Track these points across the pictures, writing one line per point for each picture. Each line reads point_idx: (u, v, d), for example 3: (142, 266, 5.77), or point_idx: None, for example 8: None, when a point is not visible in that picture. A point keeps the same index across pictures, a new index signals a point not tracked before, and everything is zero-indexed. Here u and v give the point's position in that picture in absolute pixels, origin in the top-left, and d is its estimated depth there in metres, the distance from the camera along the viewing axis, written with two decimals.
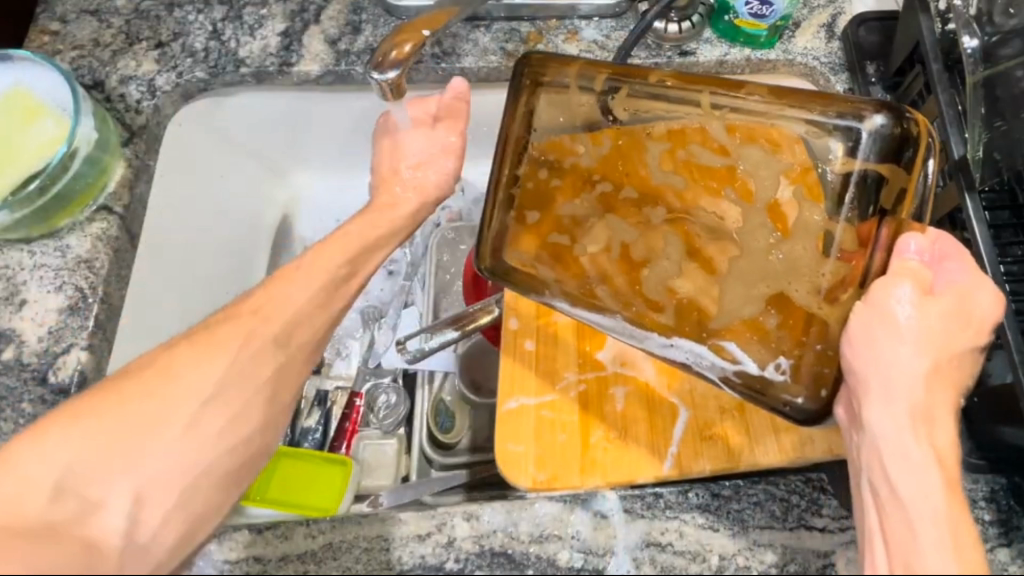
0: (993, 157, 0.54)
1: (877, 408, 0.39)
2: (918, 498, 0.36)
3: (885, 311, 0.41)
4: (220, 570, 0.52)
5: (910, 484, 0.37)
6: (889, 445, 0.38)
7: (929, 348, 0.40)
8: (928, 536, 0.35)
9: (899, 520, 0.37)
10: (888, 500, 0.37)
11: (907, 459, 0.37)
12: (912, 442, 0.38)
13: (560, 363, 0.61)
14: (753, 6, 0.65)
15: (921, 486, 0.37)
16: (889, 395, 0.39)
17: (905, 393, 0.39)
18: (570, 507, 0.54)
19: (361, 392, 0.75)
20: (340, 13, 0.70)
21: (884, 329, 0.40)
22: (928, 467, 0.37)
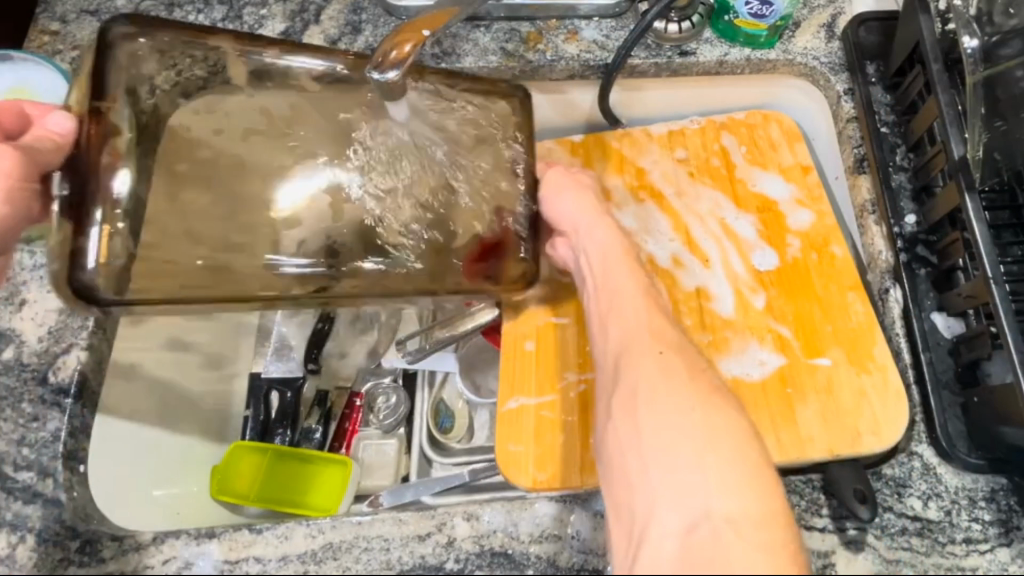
0: (993, 157, 0.55)
1: (585, 231, 0.54)
2: (626, 304, 0.48)
3: (563, 188, 0.56)
4: (220, 570, 0.52)
5: (621, 294, 0.49)
6: (600, 266, 0.52)
7: (593, 201, 0.56)
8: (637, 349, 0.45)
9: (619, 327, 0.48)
10: (608, 321, 0.48)
11: (610, 272, 0.51)
12: (613, 261, 0.52)
13: (560, 363, 0.61)
14: (753, 6, 0.65)
15: (622, 296, 0.49)
16: (592, 234, 0.54)
17: (598, 228, 0.54)
18: (569, 507, 0.55)
19: (361, 392, 0.76)
20: (340, 14, 0.70)
21: (564, 195, 0.56)
22: (627, 278, 0.50)
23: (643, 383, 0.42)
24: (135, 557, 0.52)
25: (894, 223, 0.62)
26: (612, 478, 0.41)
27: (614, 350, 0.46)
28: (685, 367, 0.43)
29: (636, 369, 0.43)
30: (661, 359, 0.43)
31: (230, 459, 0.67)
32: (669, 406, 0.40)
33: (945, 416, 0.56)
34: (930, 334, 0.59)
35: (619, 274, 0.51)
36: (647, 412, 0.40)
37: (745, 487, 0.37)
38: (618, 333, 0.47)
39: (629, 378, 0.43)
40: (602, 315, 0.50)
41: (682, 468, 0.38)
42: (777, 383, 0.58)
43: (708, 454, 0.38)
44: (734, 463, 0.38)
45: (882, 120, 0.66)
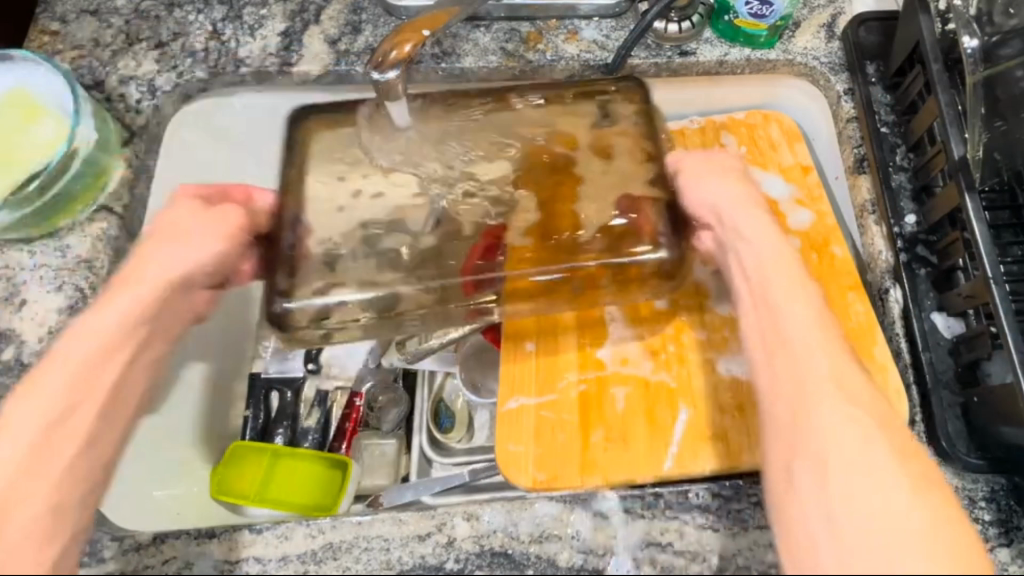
0: (993, 157, 0.56)
1: (727, 219, 0.53)
2: (786, 320, 0.47)
3: (711, 179, 0.55)
4: (221, 570, 0.52)
5: (775, 305, 0.48)
6: (753, 270, 0.50)
7: (747, 189, 0.54)
8: (815, 372, 0.44)
9: (774, 343, 0.46)
10: (778, 334, 0.47)
11: (757, 280, 0.50)
12: (770, 265, 0.50)
13: (560, 364, 0.61)
14: (753, 6, 0.65)
15: (793, 307, 0.47)
16: (746, 234, 0.52)
17: (762, 231, 0.52)
18: (569, 507, 0.54)
19: (361, 392, 0.74)
20: (340, 13, 0.70)
21: (712, 183, 0.54)
22: (787, 286, 0.48)
23: (836, 420, 0.42)
24: (135, 557, 0.53)
25: (894, 223, 0.62)
26: (781, 511, 0.42)
27: (777, 369, 0.45)
28: (878, 416, 0.42)
29: (819, 404, 0.42)
30: (840, 382, 0.44)
31: (230, 459, 0.68)
32: (875, 457, 0.40)
33: (945, 416, 0.56)
34: (930, 334, 0.58)
35: (784, 278, 0.49)
36: (856, 460, 0.40)
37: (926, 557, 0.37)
38: (769, 351, 0.46)
39: (814, 410, 0.42)
40: (760, 321, 0.48)
41: (875, 504, 0.38)
42: None
43: (913, 518, 0.38)
44: (911, 521, 0.38)
45: (882, 120, 0.66)
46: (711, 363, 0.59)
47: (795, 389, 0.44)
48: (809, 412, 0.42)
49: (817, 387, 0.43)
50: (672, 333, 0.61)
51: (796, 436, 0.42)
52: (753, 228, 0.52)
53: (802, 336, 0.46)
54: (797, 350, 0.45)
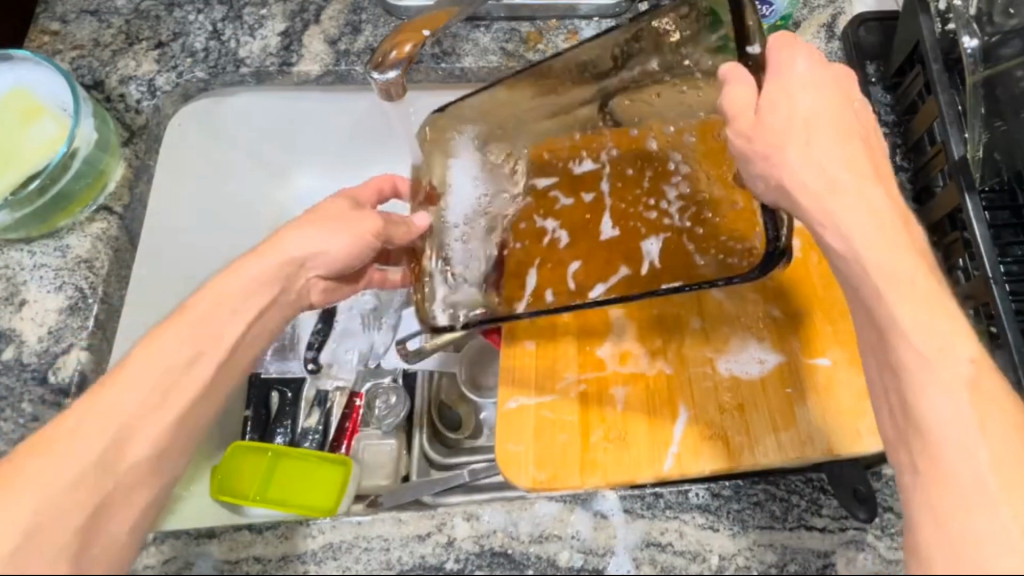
0: (994, 157, 0.56)
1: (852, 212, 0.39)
2: (938, 400, 0.36)
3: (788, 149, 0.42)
4: (220, 570, 0.53)
5: (945, 458, 0.35)
6: (914, 368, 0.37)
7: (851, 149, 0.42)
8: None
9: (941, 481, 0.35)
10: (949, 479, 0.35)
11: (900, 318, 0.37)
12: (942, 402, 0.36)
13: (560, 364, 0.61)
14: (753, 6, 0.65)
15: (971, 451, 0.35)
16: (920, 337, 0.37)
17: (873, 235, 0.39)
18: (569, 507, 0.55)
19: (361, 392, 0.75)
20: (340, 13, 0.70)
21: (796, 150, 0.41)
22: (960, 401, 0.36)
23: None
24: (136, 558, 0.53)
25: None
26: None
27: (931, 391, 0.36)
28: None
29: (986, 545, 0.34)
30: (1014, 503, 0.34)
31: (230, 458, 0.68)
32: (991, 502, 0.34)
33: None
34: None
35: (948, 383, 0.36)
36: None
37: None
38: (933, 501, 0.35)
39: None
40: (935, 474, 0.35)
41: None
42: (777, 383, 0.58)
43: None
44: None
45: (882, 120, 0.66)
46: (710, 363, 0.60)
47: (950, 532, 0.34)
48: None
49: None
50: (670, 329, 0.62)
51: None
52: (919, 311, 0.37)
53: (974, 477, 0.35)
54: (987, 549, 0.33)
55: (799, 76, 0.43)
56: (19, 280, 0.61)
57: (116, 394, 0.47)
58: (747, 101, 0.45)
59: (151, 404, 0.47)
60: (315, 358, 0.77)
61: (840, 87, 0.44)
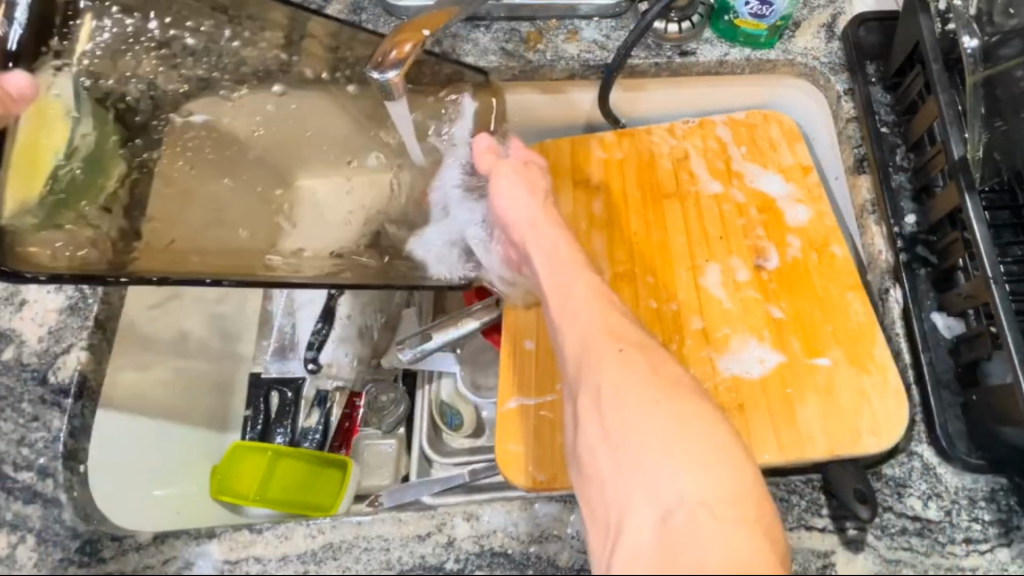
0: (993, 157, 0.55)
1: (533, 234, 0.58)
2: (580, 312, 0.48)
3: (500, 179, 0.62)
4: (220, 570, 0.52)
5: (587, 350, 0.45)
6: (564, 312, 0.49)
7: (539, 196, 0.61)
8: (627, 399, 0.40)
9: (582, 362, 0.45)
10: (584, 362, 0.44)
11: (559, 276, 0.53)
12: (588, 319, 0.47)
13: (560, 364, 0.62)
14: (753, 6, 0.65)
15: (587, 328, 0.47)
16: (568, 293, 0.50)
17: (548, 242, 0.57)
18: (570, 507, 0.55)
19: (361, 392, 0.76)
20: (340, 13, 0.70)
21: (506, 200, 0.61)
22: (587, 315, 0.48)
23: (610, 389, 0.41)
24: (136, 557, 0.53)
25: (894, 223, 0.62)
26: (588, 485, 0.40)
27: (574, 311, 0.49)
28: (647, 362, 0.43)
29: (599, 370, 0.43)
30: (634, 348, 0.44)
31: (230, 458, 0.68)
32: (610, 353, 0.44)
33: (945, 416, 0.56)
34: (930, 335, 0.58)
35: (583, 308, 0.48)
36: (649, 444, 0.38)
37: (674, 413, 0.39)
38: (577, 373, 0.45)
39: (637, 414, 0.39)
40: (580, 366, 0.45)
41: (645, 447, 0.38)
42: (777, 384, 0.58)
43: (665, 422, 0.38)
44: (696, 432, 0.38)
45: (882, 120, 0.66)
46: (711, 363, 0.59)
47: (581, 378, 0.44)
48: (620, 428, 0.39)
49: (603, 392, 0.42)
50: (671, 328, 0.61)
51: (615, 456, 0.39)
52: (562, 270, 0.53)
53: (588, 341, 0.46)
54: (610, 392, 0.41)
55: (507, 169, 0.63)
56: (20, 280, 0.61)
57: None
58: (489, 163, 0.64)
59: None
60: (315, 358, 0.76)
61: (533, 166, 0.64)
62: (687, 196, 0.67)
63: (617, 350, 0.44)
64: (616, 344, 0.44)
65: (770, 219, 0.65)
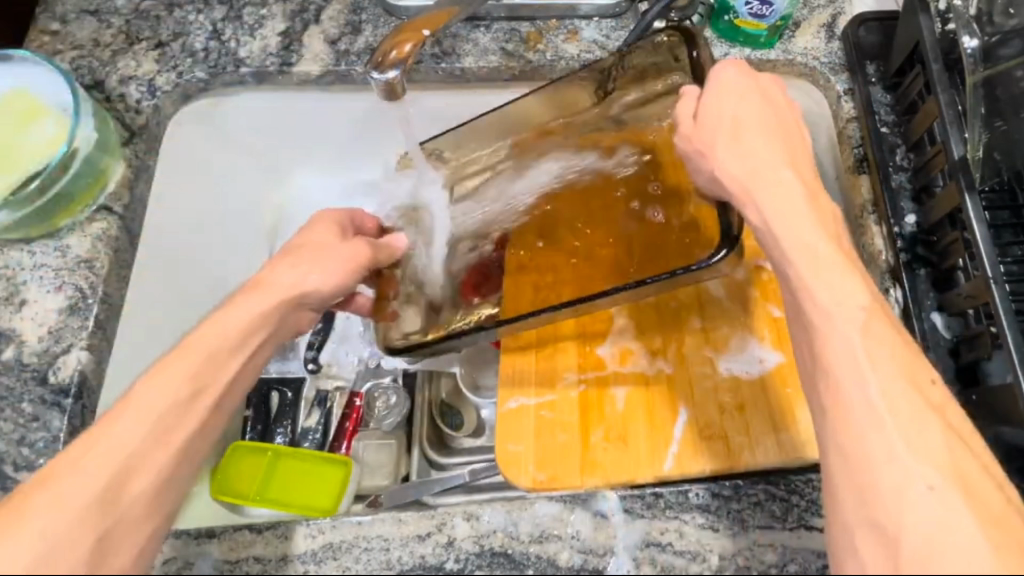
0: (993, 157, 0.55)
1: (754, 178, 0.44)
2: (841, 337, 0.38)
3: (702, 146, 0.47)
4: (220, 570, 0.53)
5: (849, 407, 0.36)
6: (824, 315, 0.39)
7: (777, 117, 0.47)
8: (943, 506, 0.33)
9: (848, 425, 0.36)
10: (859, 429, 0.36)
11: (818, 268, 0.40)
12: (847, 347, 0.38)
13: (560, 364, 0.61)
14: (753, 6, 0.65)
15: (855, 354, 0.37)
16: (823, 303, 0.39)
17: (782, 190, 0.43)
18: (569, 507, 0.54)
19: (361, 392, 0.75)
20: (340, 13, 0.70)
21: (725, 149, 0.46)
22: (860, 335, 0.38)
23: (909, 500, 0.34)
24: None
25: (894, 223, 0.62)
26: None
27: (847, 338, 0.38)
28: (951, 465, 0.35)
29: (897, 465, 0.34)
30: (893, 405, 0.36)
31: (230, 459, 0.67)
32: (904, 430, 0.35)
33: None
34: (929, 335, 0.58)
35: (837, 310, 0.39)
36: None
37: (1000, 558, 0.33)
38: (838, 429, 0.36)
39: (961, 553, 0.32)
40: (845, 433, 0.36)
41: None
42: (777, 384, 0.58)
43: None
44: None
45: (882, 120, 0.66)
46: (710, 363, 0.60)
47: (842, 436, 0.36)
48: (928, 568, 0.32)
49: (896, 496, 0.34)
50: (670, 329, 0.62)
51: None
52: (819, 247, 0.41)
53: (866, 397, 0.36)
54: (906, 488, 0.34)
55: (714, 112, 0.47)
56: (19, 280, 0.61)
57: (71, 477, 0.38)
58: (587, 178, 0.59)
59: (149, 439, 0.40)
60: (315, 358, 0.77)
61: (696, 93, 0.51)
62: None
63: (908, 412, 0.36)
64: (901, 411, 0.36)
65: None
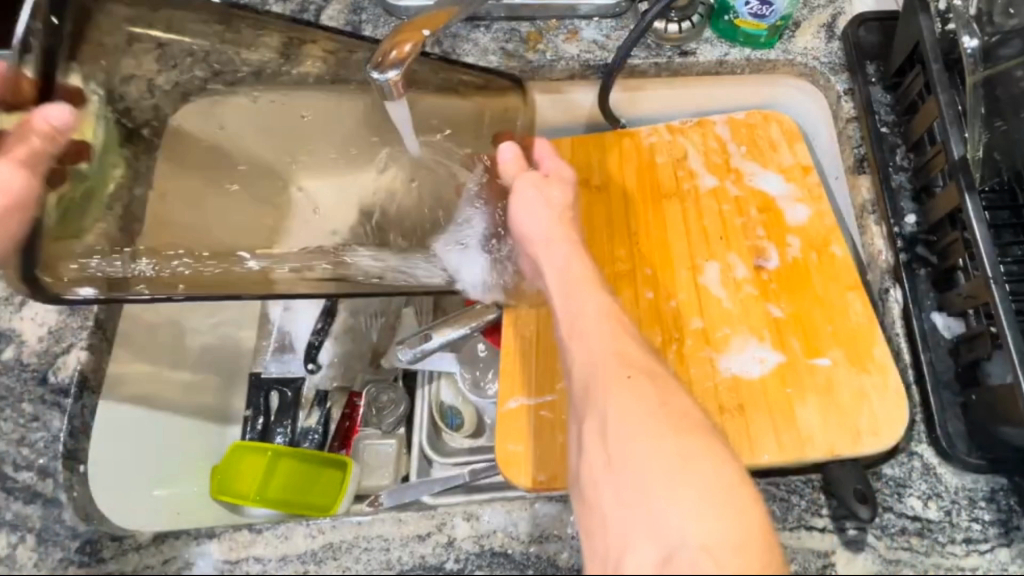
0: (993, 157, 0.55)
1: (529, 218, 0.60)
2: (591, 330, 0.50)
3: (526, 189, 0.61)
4: (220, 570, 0.53)
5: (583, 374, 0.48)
6: (572, 319, 0.52)
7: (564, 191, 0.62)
8: (636, 422, 0.42)
9: (584, 388, 0.47)
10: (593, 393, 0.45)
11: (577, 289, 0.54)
12: (596, 341, 0.48)
13: (560, 364, 0.61)
14: (753, 6, 0.65)
15: (602, 343, 0.49)
16: (584, 317, 0.51)
17: (551, 229, 0.59)
18: (570, 507, 0.55)
19: (360, 392, 0.76)
20: (340, 13, 0.70)
21: (529, 195, 0.61)
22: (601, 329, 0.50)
23: (619, 417, 0.43)
24: (136, 557, 0.53)
25: (894, 223, 0.62)
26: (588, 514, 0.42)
27: (590, 331, 0.50)
28: (655, 392, 0.44)
29: (605, 398, 0.45)
30: (622, 363, 0.47)
31: (230, 459, 0.68)
32: (633, 385, 0.45)
33: (945, 416, 0.56)
34: (929, 334, 0.59)
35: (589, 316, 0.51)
36: (654, 487, 0.39)
37: (680, 451, 0.40)
38: (581, 395, 0.47)
39: (648, 447, 0.41)
40: (586, 393, 0.47)
41: (653, 493, 0.39)
42: (777, 382, 0.58)
43: (670, 459, 0.40)
44: (695, 471, 0.40)
45: (882, 120, 0.66)
46: (710, 362, 0.59)
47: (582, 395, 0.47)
48: (619, 464, 0.41)
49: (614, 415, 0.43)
50: (671, 329, 0.61)
51: (616, 493, 0.41)
52: (577, 276, 0.55)
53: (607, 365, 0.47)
54: (621, 421, 0.43)
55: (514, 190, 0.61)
56: None
57: None
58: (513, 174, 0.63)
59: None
60: (314, 358, 0.77)
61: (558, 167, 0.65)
62: (687, 196, 0.67)
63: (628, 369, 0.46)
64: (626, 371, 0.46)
65: (771, 220, 0.65)
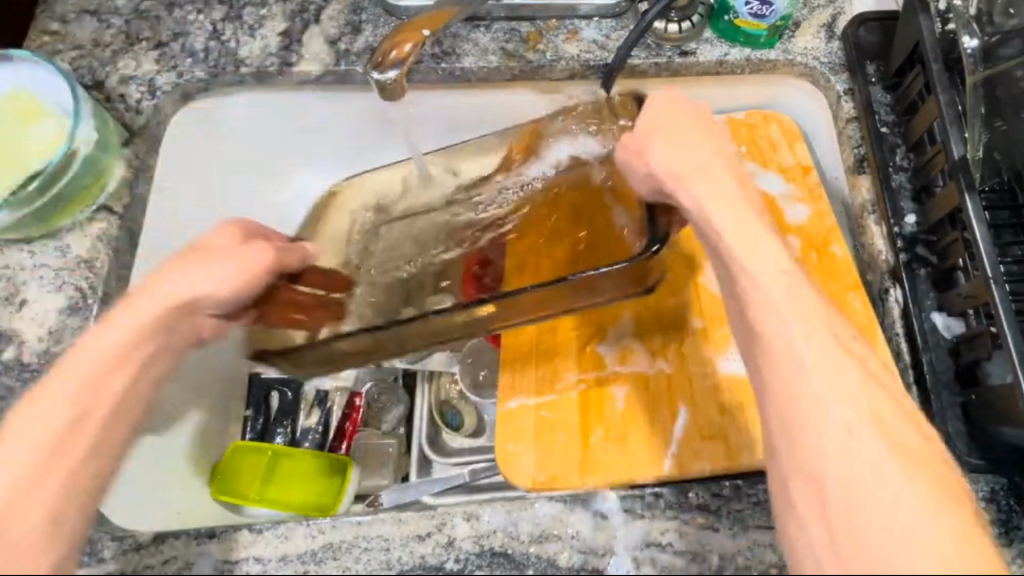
0: (993, 157, 0.55)
1: (696, 181, 0.46)
2: (787, 335, 0.40)
3: (655, 143, 0.49)
4: (220, 570, 0.53)
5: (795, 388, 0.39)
6: (758, 311, 0.41)
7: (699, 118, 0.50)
8: (865, 458, 0.36)
9: (787, 407, 0.38)
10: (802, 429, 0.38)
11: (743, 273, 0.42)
12: (801, 359, 0.39)
13: (560, 364, 0.61)
14: (753, 6, 0.65)
15: (793, 343, 0.40)
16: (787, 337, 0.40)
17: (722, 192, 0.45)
18: (569, 507, 0.54)
19: (361, 392, 0.75)
20: (340, 13, 0.69)
21: (657, 148, 0.48)
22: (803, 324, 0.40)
23: (858, 448, 0.37)
24: (135, 557, 0.53)
25: (894, 223, 0.62)
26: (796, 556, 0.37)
27: (785, 341, 0.40)
28: (864, 413, 0.38)
29: (811, 421, 0.38)
30: (833, 370, 0.39)
31: (232, 460, 0.68)
32: (812, 397, 0.38)
33: (944, 416, 0.56)
34: (930, 334, 0.58)
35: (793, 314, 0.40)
36: (883, 542, 0.35)
37: (915, 487, 0.36)
38: (774, 413, 0.39)
39: (872, 487, 0.36)
40: (785, 422, 0.38)
41: (899, 549, 0.34)
42: None
43: (905, 497, 0.35)
44: (932, 514, 0.35)
45: (882, 120, 0.66)
46: (710, 363, 0.60)
47: (787, 412, 0.38)
48: (847, 509, 0.36)
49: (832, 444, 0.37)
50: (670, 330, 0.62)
51: (837, 544, 0.35)
52: (769, 256, 0.43)
53: (792, 367, 0.39)
54: (848, 453, 0.37)
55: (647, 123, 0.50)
56: (19, 281, 0.61)
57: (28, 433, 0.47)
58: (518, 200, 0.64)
59: (36, 467, 0.46)
60: None
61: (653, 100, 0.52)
62: None
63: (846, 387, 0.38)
64: (843, 416, 0.37)
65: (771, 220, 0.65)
